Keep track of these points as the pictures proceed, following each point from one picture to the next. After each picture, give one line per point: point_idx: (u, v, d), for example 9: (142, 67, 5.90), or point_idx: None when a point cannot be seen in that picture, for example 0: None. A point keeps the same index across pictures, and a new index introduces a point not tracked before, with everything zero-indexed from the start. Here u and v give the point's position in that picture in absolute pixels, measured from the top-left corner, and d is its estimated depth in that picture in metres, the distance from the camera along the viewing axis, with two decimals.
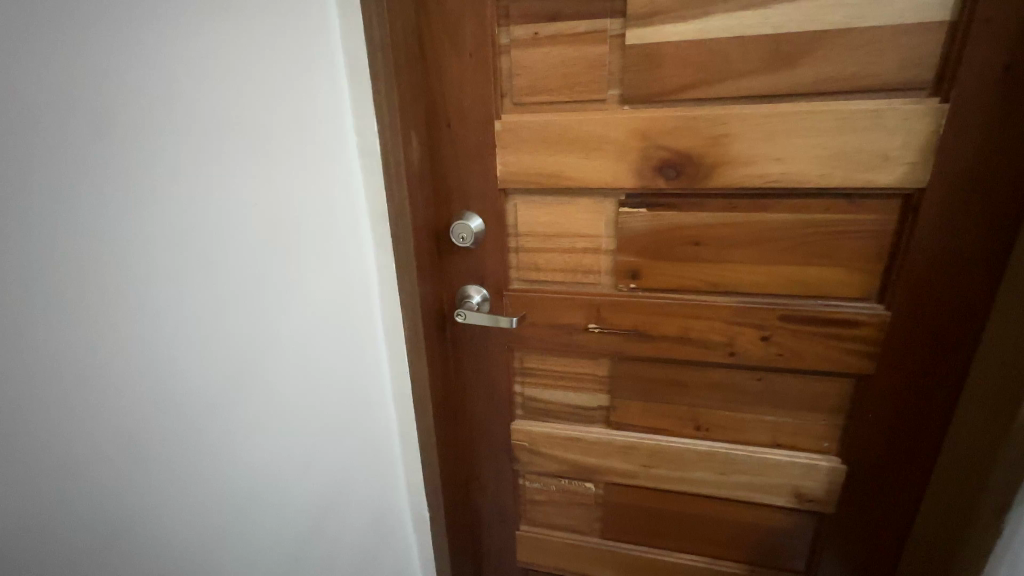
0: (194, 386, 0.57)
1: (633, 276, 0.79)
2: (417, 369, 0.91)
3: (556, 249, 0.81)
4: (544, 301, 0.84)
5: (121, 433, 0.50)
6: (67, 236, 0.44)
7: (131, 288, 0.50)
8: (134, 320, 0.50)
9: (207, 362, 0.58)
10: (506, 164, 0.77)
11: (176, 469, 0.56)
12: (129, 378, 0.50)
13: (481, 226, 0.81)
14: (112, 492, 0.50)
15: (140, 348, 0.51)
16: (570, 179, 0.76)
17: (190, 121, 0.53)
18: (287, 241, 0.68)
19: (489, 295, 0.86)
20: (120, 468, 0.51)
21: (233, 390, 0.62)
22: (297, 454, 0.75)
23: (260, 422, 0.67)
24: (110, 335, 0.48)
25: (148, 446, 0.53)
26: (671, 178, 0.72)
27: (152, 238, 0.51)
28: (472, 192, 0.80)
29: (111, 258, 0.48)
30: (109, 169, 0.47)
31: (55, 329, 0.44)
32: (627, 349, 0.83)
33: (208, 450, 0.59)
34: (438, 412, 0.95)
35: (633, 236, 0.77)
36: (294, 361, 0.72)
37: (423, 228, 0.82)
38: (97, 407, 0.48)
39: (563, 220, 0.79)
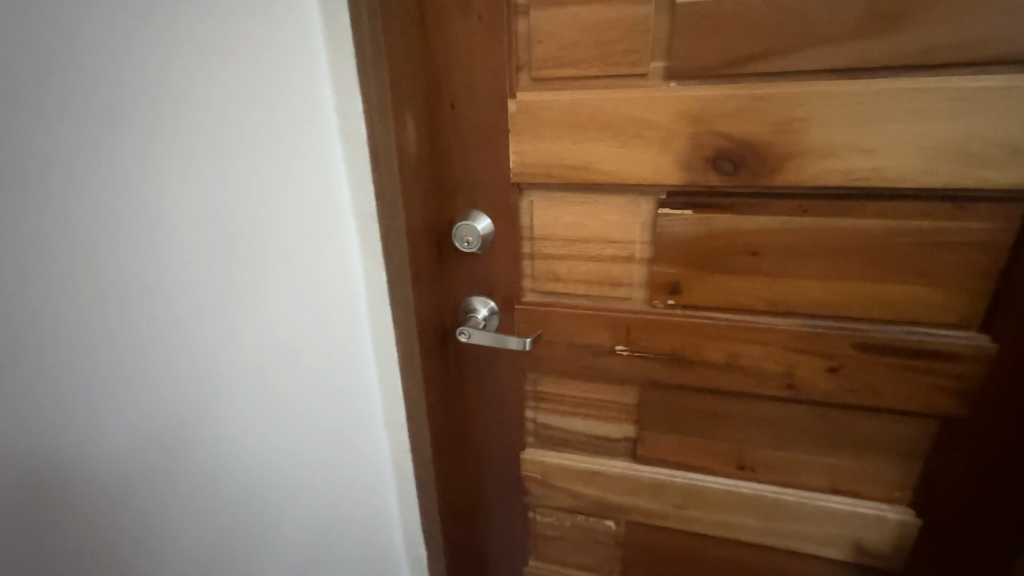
0: (191, 410, 0.49)
1: (672, 290, 0.66)
2: (413, 387, 0.80)
3: (579, 257, 0.68)
4: (563, 317, 0.72)
5: (108, 468, 0.43)
6: (106, 215, 0.40)
7: (168, 272, 0.45)
8: (123, 337, 0.42)
9: (208, 380, 0.50)
10: (521, 153, 0.63)
11: (172, 504, 0.49)
12: (118, 404, 0.43)
13: (490, 228, 0.68)
14: (157, 487, 0.47)
15: (129, 370, 0.43)
16: (599, 174, 0.62)
17: (181, 101, 0.45)
18: (291, 241, 0.59)
19: (498, 308, 0.73)
20: (162, 462, 0.47)
21: (232, 412, 0.54)
22: (288, 487, 0.65)
23: (254, 449, 0.58)
24: (94, 355, 0.40)
25: (139, 481, 0.45)
26: (728, 173, 0.58)
27: (140, 241, 0.43)
28: (479, 187, 0.67)
29: (93, 264, 0.40)
30: (88, 158, 0.39)
31: (98, 317, 0.40)
32: (661, 375, 0.70)
33: (207, 480, 0.52)
34: (438, 438, 0.83)
35: (674, 243, 0.63)
36: (292, 379, 0.63)
37: (420, 230, 0.69)
38: (78, 441, 0.40)
39: (588, 222, 0.65)
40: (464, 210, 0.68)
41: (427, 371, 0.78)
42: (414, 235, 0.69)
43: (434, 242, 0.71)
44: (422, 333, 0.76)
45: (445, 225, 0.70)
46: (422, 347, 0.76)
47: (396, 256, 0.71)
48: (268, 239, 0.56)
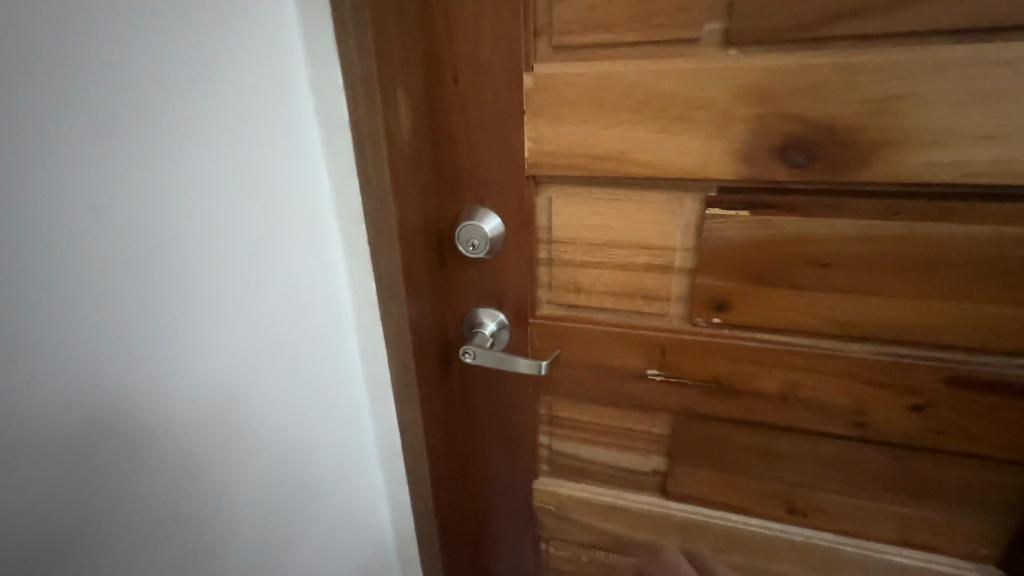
0: (159, 413, 0.45)
1: (717, 308, 0.55)
2: (410, 409, 0.70)
3: (606, 265, 0.57)
4: (585, 335, 0.61)
5: (62, 470, 0.39)
6: (83, 211, 0.38)
7: (156, 268, 0.43)
8: (74, 332, 0.38)
9: (180, 384, 0.46)
10: (538, 140, 0.52)
11: (136, 509, 0.45)
12: (72, 403, 0.39)
13: (499, 229, 0.57)
14: (157, 487, 0.46)
15: (83, 367, 0.39)
16: (634, 166, 0.50)
17: (148, 72, 0.40)
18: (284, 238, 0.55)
19: (509, 321, 0.63)
20: (161, 461, 0.46)
21: (233, 409, 0.52)
22: (265, 507, 0.59)
23: (230, 465, 0.53)
24: (41, 348, 0.37)
25: (98, 485, 0.42)
26: (799, 167, 0.46)
27: (94, 228, 0.38)
28: (487, 181, 0.55)
29: (35, 250, 0.35)
30: (28, 129, 0.34)
31: (81, 321, 0.38)
32: (701, 404, 0.60)
33: (178, 490, 0.48)
34: (439, 464, 0.74)
35: (723, 251, 0.52)
36: (275, 389, 0.57)
37: (417, 231, 0.59)
38: (22, 441, 0.36)
39: (619, 224, 0.54)
40: (469, 208, 0.57)
41: (426, 391, 0.68)
42: (407, 238, 0.59)
43: (433, 247, 0.60)
44: (419, 349, 0.66)
45: (446, 226, 0.59)
46: (419, 364, 0.66)
47: (388, 262, 0.60)
48: (259, 234, 0.52)
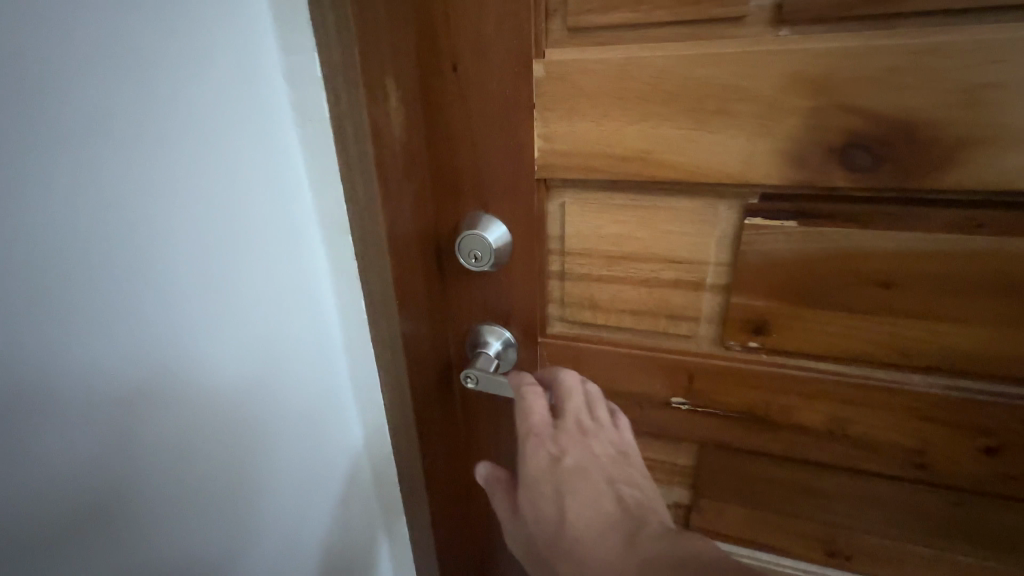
0: (197, 403, 0.42)
1: (755, 330, 0.48)
2: (405, 438, 0.63)
3: (626, 280, 0.50)
4: (600, 357, 0.54)
5: (106, 460, 0.35)
6: (127, 193, 0.34)
7: (195, 254, 0.40)
8: (113, 311, 0.34)
9: (218, 372, 0.43)
10: (550, 138, 0.45)
11: (171, 509, 0.41)
12: (114, 388, 0.35)
13: (504, 239, 0.50)
14: (210, 481, 0.44)
15: (122, 352, 0.35)
16: (661, 169, 0.43)
17: (185, 32, 0.37)
18: (290, 236, 0.49)
19: (515, 340, 0.56)
20: (212, 453, 0.44)
21: (268, 402, 0.50)
22: (284, 517, 0.55)
23: (268, 460, 0.51)
24: (81, 327, 0.32)
25: (139, 478, 0.38)
26: (859, 170, 0.39)
27: (135, 199, 0.35)
28: (492, 184, 0.49)
29: (78, 215, 0.31)
30: (67, 78, 0.30)
31: (132, 314, 0.35)
32: (732, 437, 0.53)
33: (207, 491, 0.44)
34: (441, 494, 0.67)
35: (763, 267, 0.45)
36: (299, 387, 0.54)
37: (411, 240, 0.52)
38: (61, 430, 0.32)
39: (642, 234, 0.47)
40: (469, 215, 0.50)
41: (424, 419, 0.61)
42: (397, 249, 0.51)
43: (431, 258, 0.53)
44: (416, 374, 0.58)
45: (446, 235, 0.52)
46: (415, 390, 0.59)
47: (377, 277, 0.52)
48: (278, 220, 0.48)
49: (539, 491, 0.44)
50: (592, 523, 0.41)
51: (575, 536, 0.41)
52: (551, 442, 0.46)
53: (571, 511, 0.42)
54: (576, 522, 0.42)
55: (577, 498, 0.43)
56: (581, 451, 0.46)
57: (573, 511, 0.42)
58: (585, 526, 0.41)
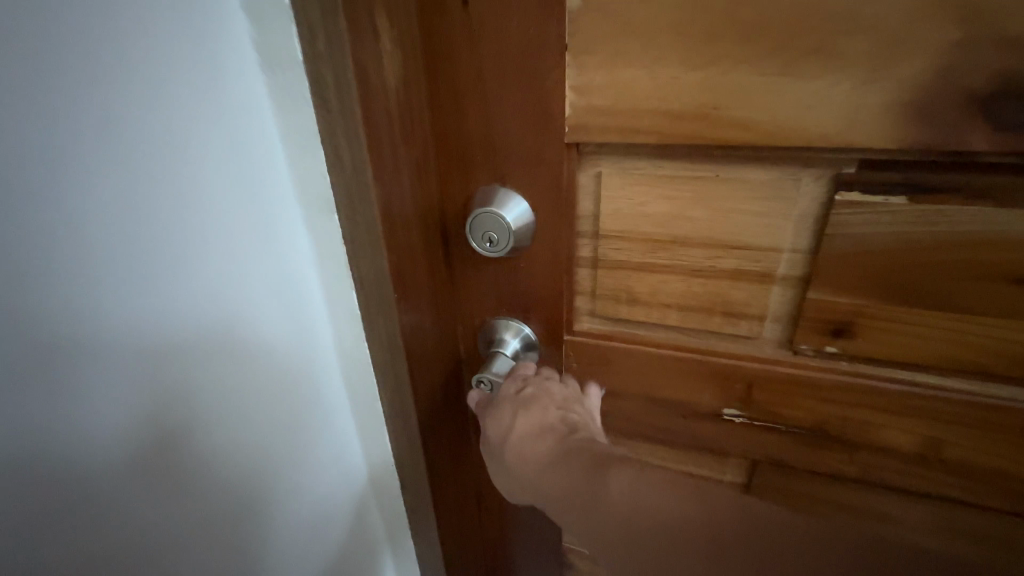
0: (232, 377, 0.40)
1: (834, 333, 0.39)
2: (408, 449, 0.55)
3: (672, 269, 0.41)
4: (638, 360, 0.46)
5: (144, 429, 0.34)
6: (137, 140, 0.30)
7: (211, 215, 0.36)
8: (148, 278, 0.32)
9: (239, 345, 0.40)
10: (584, 90, 0.36)
11: (178, 495, 0.38)
12: (154, 356, 0.34)
13: (524, 219, 0.41)
14: (218, 466, 0.41)
15: (143, 313, 0.32)
16: (730, 129, 0.34)
17: None
18: (275, 221, 0.41)
19: (536, 339, 0.47)
20: (221, 437, 0.41)
21: (285, 389, 0.46)
22: (298, 511, 0.51)
23: (289, 444, 0.48)
24: (119, 290, 0.31)
25: (174, 448, 0.37)
26: (1003, 129, 0.29)
27: (167, 159, 0.32)
28: (510, 151, 0.39)
29: (109, 171, 0.29)
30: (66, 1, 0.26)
31: (149, 274, 0.32)
32: (793, 454, 0.45)
33: (233, 471, 0.43)
34: (449, 507, 0.60)
35: (853, 255, 0.36)
36: (309, 378, 0.49)
37: (413, 223, 0.42)
38: (100, 396, 0.31)
39: (698, 213, 0.38)
40: (482, 189, 0.41)
41: (430, 427, 0.53)
42: (394, 234, 0.42)
43: (436, 243, 0.44)
44: (422, 377, 0.50)
45: (454, 215, 0.43)
46: (417, 397, 0.51)
47: (369, 265, 0.43)
48: (285, 193, 0.42)
49: (493, 418, 0.43)
50: (534, 446, 0.40)
51: (515, 456, 0.41)
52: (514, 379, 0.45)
53: (514, 435, 0.41)
54: (517, 444, 0.41)
55: (524, 423, 0.41)
56: (538, 387, 0.44)
57: (517, 435, 0.41)
58: (526, 450, 0.40)
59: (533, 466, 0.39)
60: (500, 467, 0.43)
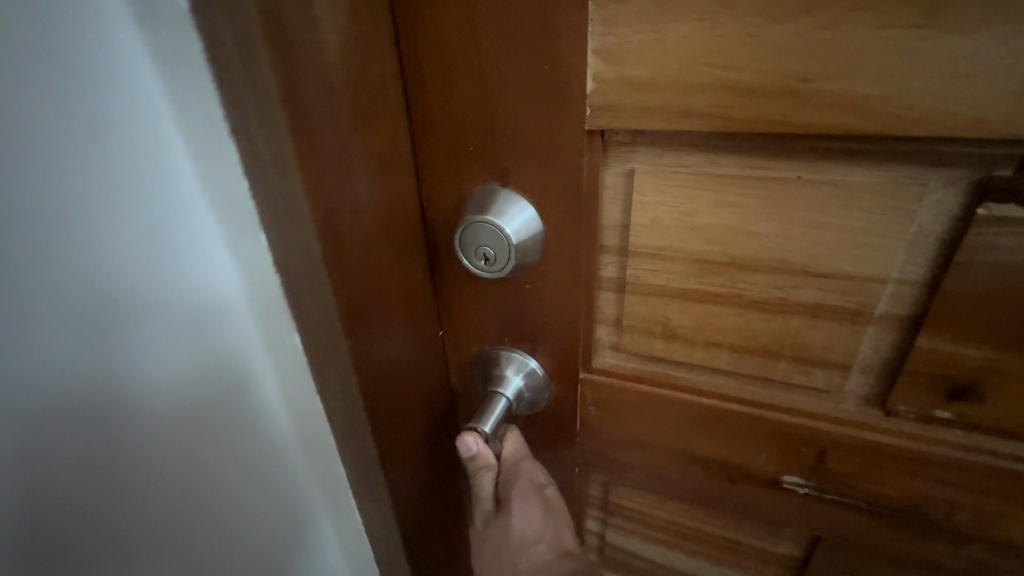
0: (242, 400, 0.33)
1: (948, 395, 0.28)
2: (380, 521, 0.42)
3: (726, 299, 0.31)
4: (674, 409, 0.36)
5: (176, 431, 0.29)
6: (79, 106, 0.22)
7: (164, 221, 0.27)
8: (151, 239, 0.26)
9: (214, 387, 0.31)
10: (615, 58, 0.25)
11: (153, 553, 0.29)
12: (151, 367, 0.27)
13: (529, 228, 0.31)
14: (201, 524, 0.32)
15: (116, 313, 0.25)
16: (827, 110, 0.23)
17: None
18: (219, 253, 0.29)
19: (545, 376, 0.38)
20: (205, 493, 0.32)
21: (271, 447, 0.36)
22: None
23: (279, 515, 0.38)
24: (116, 272, 0.25)
25: (196, 469, 0.31)
26: None
27: (120, 89, 0.24)
28: (510, 139, 0.29)
29: (80, 126, 0.23)
30: None
31: (106, 268, 0.24)
32: (870, 536, 0.35)
33: (245, 521, 0.35)
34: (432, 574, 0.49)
35: (995, 294, 0.25)
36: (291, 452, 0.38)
37: (383, 236, 0.32)
38: (128, 391, 0.26)
39: (767, 228, 0.28)
40: (477, 190, 0.31)
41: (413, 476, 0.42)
42: (341, 252, 0.29)
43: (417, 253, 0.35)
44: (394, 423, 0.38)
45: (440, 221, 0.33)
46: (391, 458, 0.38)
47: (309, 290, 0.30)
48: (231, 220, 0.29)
49: (520, 509, 0.38)
50: (561, 565, 0.38)
51: (533, 568, 0.37)
52: (544, 479, 0.39)
53: (543, 546, 0.38)
54: (540, 554, 0.38)
55: (554, 535, 0.39)
56: (559, 498, 0.40)
57: (544, 545, 0.38)
58: (545, 566, 0.37)
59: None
60: (498, 573, 0.38)
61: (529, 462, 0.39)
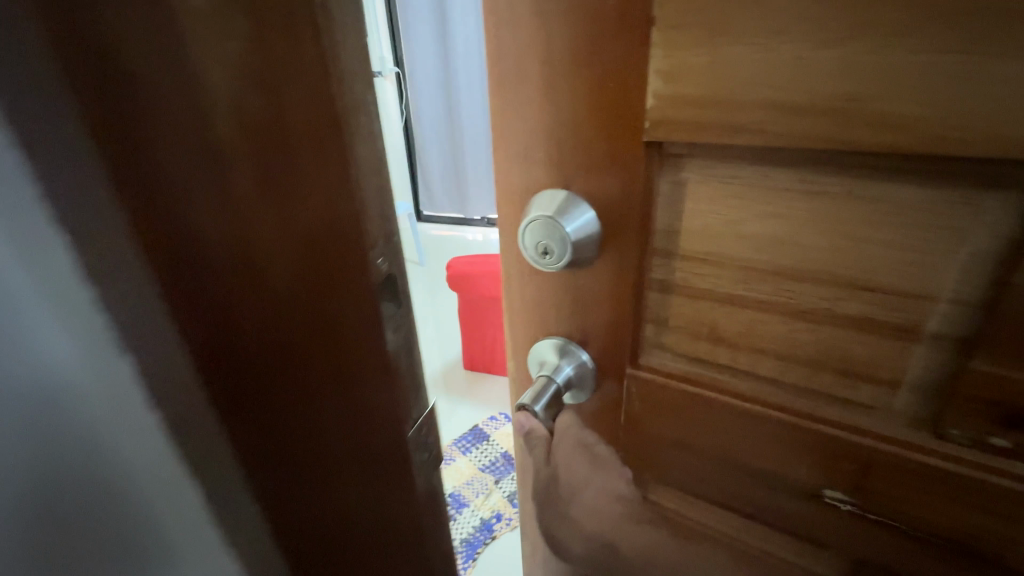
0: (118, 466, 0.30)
1: (1004, 422, 0.28)
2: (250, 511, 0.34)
3: (769, 306, 0.32)
4: (714, 412, 0.37)
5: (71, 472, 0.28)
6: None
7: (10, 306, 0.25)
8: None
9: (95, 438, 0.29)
10: (671, 78, 0.28)
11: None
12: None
13: (586, 228, 0.34)
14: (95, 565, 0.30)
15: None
16: (870, 130, 0.25)
17: None
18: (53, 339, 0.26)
19: (593, 368, 0.41)
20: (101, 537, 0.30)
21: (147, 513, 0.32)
22: None
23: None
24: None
25: (96, 509, 0.29)
26: None
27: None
28: (577, 148, 0.33)
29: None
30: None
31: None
32: (918, 567, 0.34)
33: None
34: None
35: None
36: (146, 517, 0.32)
37: (314, 221, 0.26)
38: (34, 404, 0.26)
39: (813, 240, 0.29)
40: (542, 192, 0.35)
41: (332, 481, 0.35)
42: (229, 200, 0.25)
43: (352, 234, 0.27)
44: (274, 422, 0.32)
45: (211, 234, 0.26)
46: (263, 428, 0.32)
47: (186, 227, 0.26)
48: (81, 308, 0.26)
49: (564, 463, 0.41)
50: (609, 509, 0.40)
51: (586, 513, 0.40)
52: (585, 435, 0.42)
53: (593, 493, 0.40)
54: (591, 500, 0.40)
55: (604, 483, 0.41)
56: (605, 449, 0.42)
57: (594, 492, 0.41)
58: (599, 508, 0.40)
59: (609, 534, 0.40)
60: (557, 522, 0.41)
61: (566, 423, 0.42)
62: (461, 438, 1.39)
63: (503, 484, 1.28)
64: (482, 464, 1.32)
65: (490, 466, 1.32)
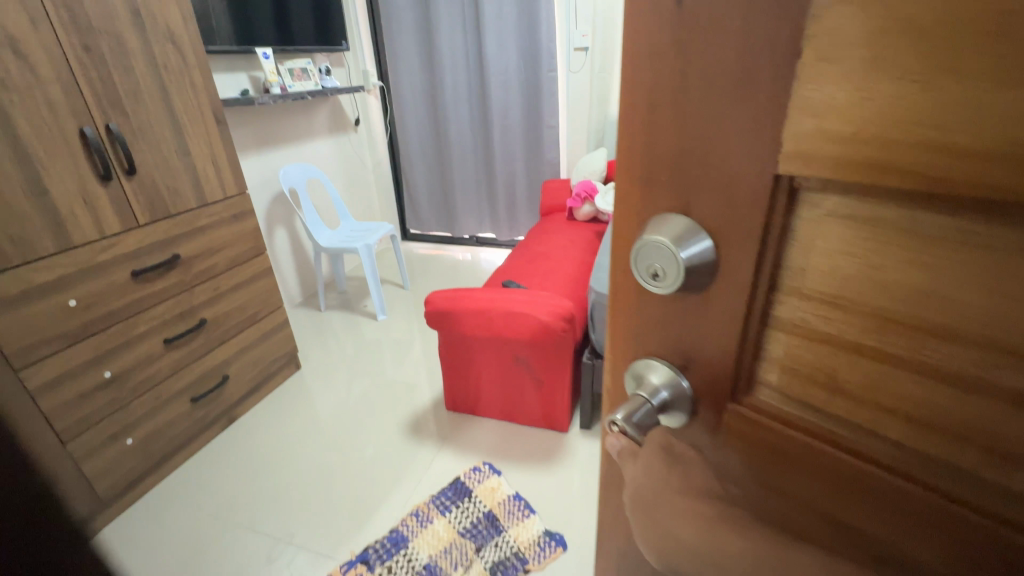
0: None
1: None
2: None
3: (905, 364, 0.29)
4: (823, 467, 0.34)
5: None
6: None
7: None
8: None
9: None
10: (816, 113, 0.27)
11: None
12: None
13: (702, 257, 0.34)
14: None
15: None
16: None
17: None
18: None
19: (693, 394, 0.40)
20: None
21: None
22: None
23: None
24: None
25: None
26: None
27: None
28: (700, 177, 0.33)
29: None
30: None
31: None
32: None
33: None
34: None
35: None
36: None
37: None
38: None
39: (968, 298, 0.26)
40: (661, 216, 0.36)
41: None
42: None
43: None
44: None
45: None
46: None
47: None
48: None
49: (647, 466, 0.40)
50: (697, 509, 0.36)
51: (671, 516, 0.37)
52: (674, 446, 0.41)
53: (680, 496, 0.37)
54: (676, 503, 0.37)
55: (693, 489, 0.38)
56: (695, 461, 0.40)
57: (680, 494, 0.38)
58: (684, 513, 0.36)
59: (695, 544, 0.35)
60: (643, 525, 0.39)
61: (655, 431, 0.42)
62: (442, 493, 1.49)
63: (485, 552, 1.34)
64: (460, 528, 1.40)
65: (469, 530, 1.39)
